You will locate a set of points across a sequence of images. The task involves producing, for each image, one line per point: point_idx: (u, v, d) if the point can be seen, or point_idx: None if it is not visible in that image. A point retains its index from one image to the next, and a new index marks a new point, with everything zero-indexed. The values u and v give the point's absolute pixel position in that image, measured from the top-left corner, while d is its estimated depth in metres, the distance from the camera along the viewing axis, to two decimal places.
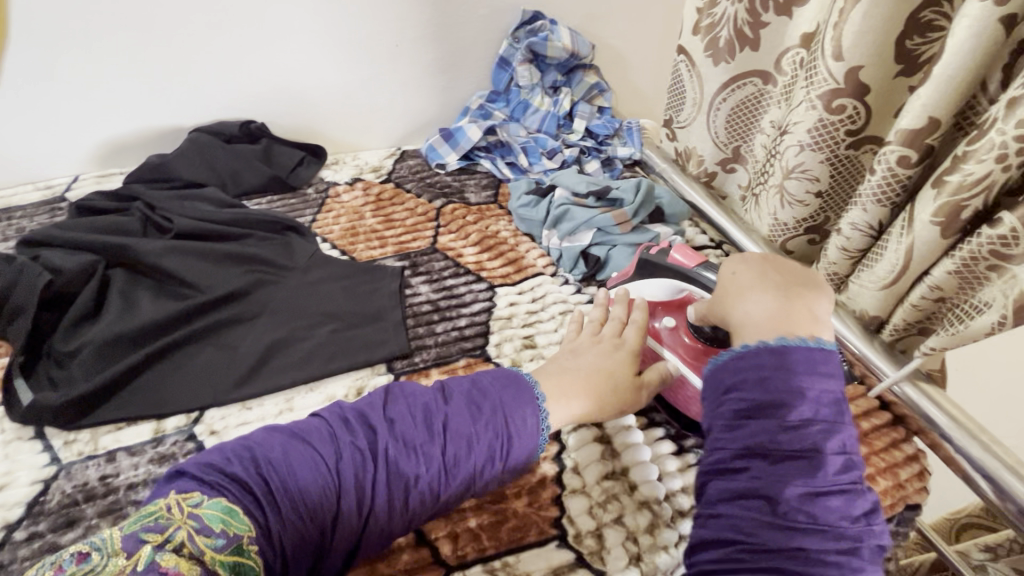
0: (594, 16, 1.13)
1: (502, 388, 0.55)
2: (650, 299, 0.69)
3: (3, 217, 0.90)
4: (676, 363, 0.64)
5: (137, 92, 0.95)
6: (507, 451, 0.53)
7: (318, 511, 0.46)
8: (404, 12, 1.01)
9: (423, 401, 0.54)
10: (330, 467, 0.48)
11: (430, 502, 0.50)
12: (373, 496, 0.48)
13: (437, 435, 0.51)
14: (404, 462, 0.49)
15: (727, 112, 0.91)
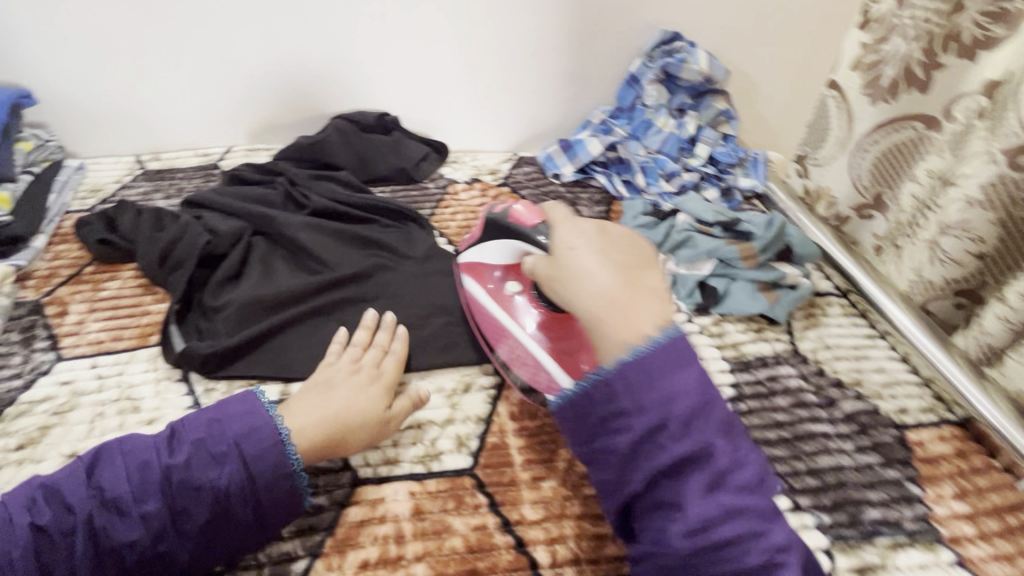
0: (734, 41, 1.10)
1: (240, 419, 0.52)
2: (486, 262, 0.72)
3: (166, 176, 1.00)
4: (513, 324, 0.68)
5: (294, 76, 1.03)
6: (270, 486, 0.50)
7: (129, 550, 0.46)
8: (546, 24, 1.03)
9: (185, 440, 0.51)
10: (131, 505, 0.47)
11: (210, 536, 0.49)
12: (178, 531, 0.48)
13: (150, 490, 0.48)
14: (117, 518, 0.47)
15: (876, 155, 0.85)
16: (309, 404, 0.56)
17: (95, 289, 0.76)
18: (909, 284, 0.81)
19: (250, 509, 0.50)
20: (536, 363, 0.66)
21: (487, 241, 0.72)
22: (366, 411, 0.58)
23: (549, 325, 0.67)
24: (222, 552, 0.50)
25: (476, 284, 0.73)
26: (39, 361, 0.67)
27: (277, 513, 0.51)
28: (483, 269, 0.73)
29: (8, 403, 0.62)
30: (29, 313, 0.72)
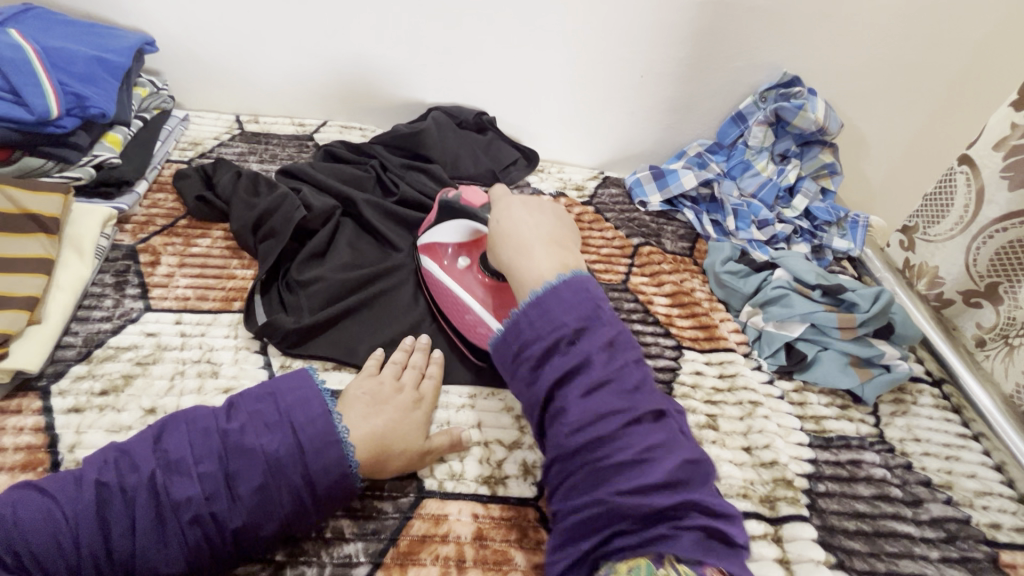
0: (853, 94, 1.05)
1: (292, 392, 0.53)
2: (446, 242, 0.71)
3: (262, 140, 1.01)
4: (471, 304, 0.66)
5: (401, 61, 1.02)
6: (319, 455, 0.50)
7: (185, 507, 0.46)
8: (664, 47, 0.99)
9: (242, 410, 0.51)
10: (190, 464, 0.47)
11: (259, 508, 0.48)
12: (232, 494, 0.47)
13: (209, 454, 0.48)
14: (175, 479, 0.46)
15: (999, 245, 0.80)
16: (358, 420, 0.55)
17: (186, 244, 0.77)
18: (1016, 386, 0.78)
19: (301, 477, 0.49)
20: (478, 328, 0.65)
21: (442, 221, 0.71)
22: (410, 438, 0.56)
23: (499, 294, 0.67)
24: (273, 525, 0.48)
25: (431, 264, 0.71)
26: (129, 308, 0.68)
27: (326, 484, 0.50)
28: (441, 249, 0.72)
29: (97, 345, 0.63)
30: (124, 258, 0.74)
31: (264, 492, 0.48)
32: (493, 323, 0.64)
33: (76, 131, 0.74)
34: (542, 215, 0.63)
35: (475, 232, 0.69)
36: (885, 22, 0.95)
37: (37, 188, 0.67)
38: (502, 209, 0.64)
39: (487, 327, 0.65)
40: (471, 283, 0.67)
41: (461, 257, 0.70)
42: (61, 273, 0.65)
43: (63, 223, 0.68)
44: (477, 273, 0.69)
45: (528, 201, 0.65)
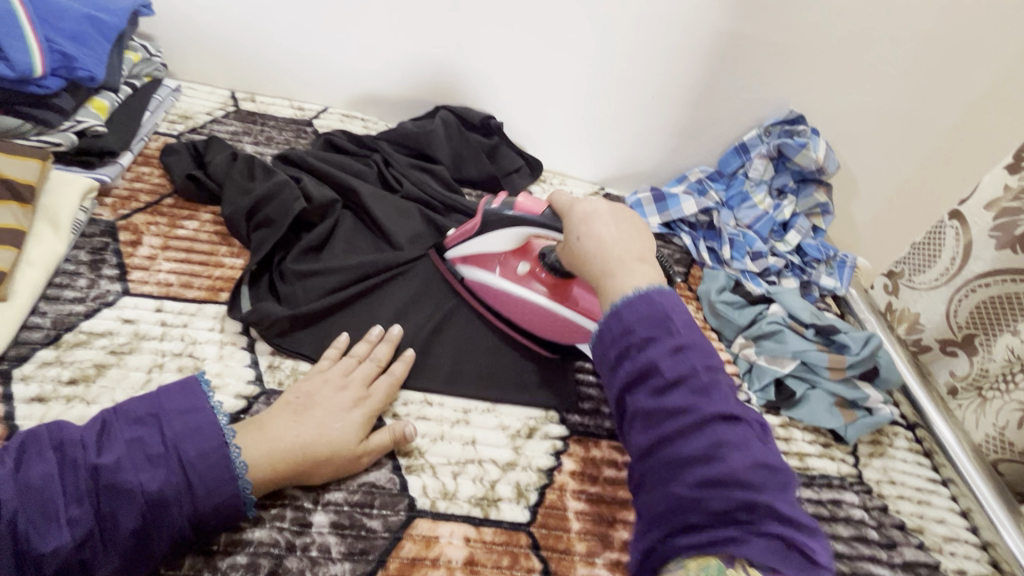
0: (851, 138, 1.07)
1: (182, 419, 0.47)
2: (496, 251, 0.70)
3: (258, 120, 0.96)
4: (508, 290, 0.69)
5: (413, 56, 1.00)
6: (210, 492, 0.46)
7: (48, 558, 0.41)
8: (681, 73, 1.00)
9: (117, 437, 0.45)
10: (52, 509, 0.42)
11: (142, 551, 0.44)
12: (106, 538, 0.43)
13: (75, 494, 0.43)
14: (34, 528, 0.41)
15: (977, 301, 0.83)
16: (268, 416, 0.53)
17: (171, 225, 0.73)
18: (986, 437, 0.81)
19: (186, 516, 0.45)
20: (569, 327, 0.67)
21: (484, 231, 0.69)
22: (338, 444, 0.52)
23: (556, 288, 0.68)
24: (150, 565, 0.45)
25: (482, 273, 0.71)
26: (105, 290, 0.63)
27: (216, 520, 0.46)
28: (490, 258, 0.71)
29: (67, 328, 0.58)
30: (101, 235, 0.68)
31: (146, 534, 0.44)
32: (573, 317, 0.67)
33: (60, 93, 0.68)
34: (626, 224, 0.60)
35: (523, 240, 0.69)
36: (888, 73, 0.99)
37: (14, 151, 0.61)
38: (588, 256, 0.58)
39: (540, 312, 0.68)
40: (534, 286, 0.68)
41: (518, 262, 0.70)
42: (32, 247, 0.60)
43: (40, 192, 0.62)
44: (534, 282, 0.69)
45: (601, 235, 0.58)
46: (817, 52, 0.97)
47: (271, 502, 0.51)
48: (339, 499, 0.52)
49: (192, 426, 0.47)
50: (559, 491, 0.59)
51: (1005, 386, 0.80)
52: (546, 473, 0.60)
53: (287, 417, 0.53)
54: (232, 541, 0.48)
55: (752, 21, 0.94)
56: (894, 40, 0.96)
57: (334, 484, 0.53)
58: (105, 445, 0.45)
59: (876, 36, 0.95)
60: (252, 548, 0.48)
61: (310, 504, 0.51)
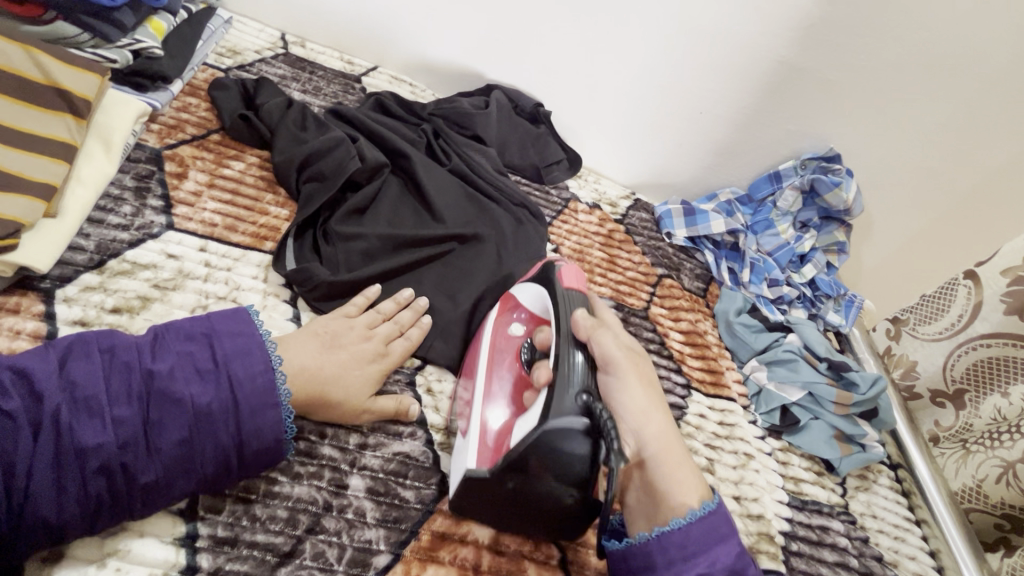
0: (877, 187, 1.07)
1: (232, 338, 0.48)
2: (521, 305, 0.65)
3: (307, 68, 0.93)
4: (485, 339, 0.61)
5: (472, 30, 0.98)
6: (254, 415, 0.46)
7: (94, 455, 0.40)
8: (733, 92, 1.00)
9: (170, 349, 0.46)
10: (103, 405, 0.42)
11: (183, 465, 0.43)
12: (150, 446, 0.42)
13: (127, 395, 0.42)
14: (82, 422, 0.40)
15: (973, 359, 0.88)
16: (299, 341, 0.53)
17: (218, 164, 0.71)
18: (962, 486, 0.87)
19: (230, 437, 0.44)
20: (469, 398, 0.58)
21: (529, 282, 0.64)
22: (354, 395, 0.53)
23: (516, 388, 0.58)
24: (188, 485, 0.44)
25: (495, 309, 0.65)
26: (150, 221, 0.61)
27: (256, 448, 0.46)
28: (512, 306, 0.65)
29: (111, 254, 0.57)
30: (147, 161, 0.66)
31: (189, 446, 0.43)
32: (474, 401, 0.56)
33: (122, 7, 0.65)
34: (646, 391, 0.57)
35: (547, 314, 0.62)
36: (932, 128, 0.99)
37: (74, 61, 0.58)
38: (602, 358, 0.56)
39: (502, 355, 0.60)
40: (502, 363, 0.59)
41: (517, 322, 0.64)
42: (82, 164, 0.58)
43: (94, 108, 0.60)
44: (519, 355, 0.61)
45: (629, 367, 0.57)
46: (866, 95, 0.98)
47: (309, 459, 0.51)
48: (375, 466, 0.53)
49: (241, 347, 0.47)
50: None
51: (990, 442, 0.85)
52: None
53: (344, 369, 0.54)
54: (270, 492, 0.48)
55: (810, 54, 0.95)
56: (942, 97, 0.96)
57: (371, 450, 0.54)
58: (157, 352, 0.45)
59: (927, 89, 0.96)
60: (291, 503, 0.48)
61: (347, 467, 0.52)
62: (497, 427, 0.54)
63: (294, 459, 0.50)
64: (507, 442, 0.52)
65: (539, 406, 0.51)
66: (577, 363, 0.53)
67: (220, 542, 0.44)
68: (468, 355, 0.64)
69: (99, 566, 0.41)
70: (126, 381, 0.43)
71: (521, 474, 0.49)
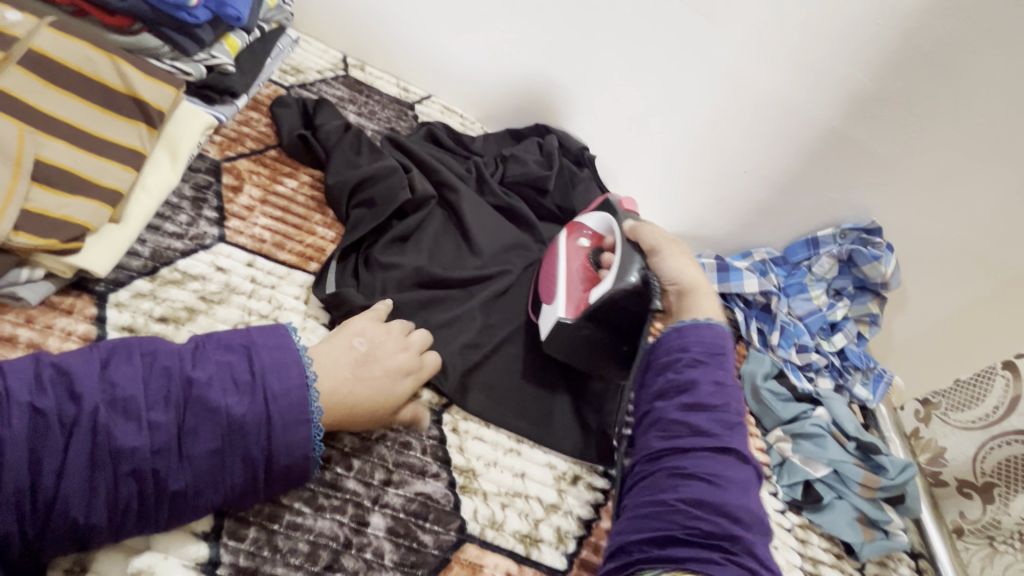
0: (919, 261, 1.01)
1: (269, 350, 0.47)
2: (583, 226, 0.76)
3: (364, 91, 0.96)
4: (561, 246, 0.74)
5: (527, 68, 1.01)
6: (286, 430, 0.45)
7: (127, 458, 0.40)
8: (775, 154, 0.99)
9: (209, 357, 0.45)
10: (141, 408, 0.42)
11: (209, 476, 0.43)
12: (181, 453, 0.42)
13: (164, 400, 0.43)
14: (117, 424, 0.41)
15: (1006, 454, 0.85)
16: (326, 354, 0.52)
17: (272, 180, 0.72)
18: None
19: (260, 450, 0.44)
20: (552, 283, 0.70)
21: (592, 210, 0.77)
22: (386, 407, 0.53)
23: (591, 283, 0.70)
24: (214, 496, 0.43)
25: (562, 233, 0.76)
26: (203, 232, 0.62)
27: (285, 463, 0.45)
28: (575, 225, 0.76)
29: (164, 263, 0.58)
30: (206, 172, 0.68)
31: (219, 456, 0.43)
32: (560, 273, 0.70)
33: (203, 24, 0.67)
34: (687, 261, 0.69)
35: (608, 230, 0.74)
36: (989, 209, 0.92)
37: (152, 73, 0.61)
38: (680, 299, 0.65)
39: (574, 285, 0.68)
40: (575, 285, 0.68)
41: (585, 237, 0.75)
42: (149, 173, 0.59)
43: (166, 119, 0.62)
44: (587, 256, 0.72)
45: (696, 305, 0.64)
46: (917, 169, 0.94)
47: (333, 492, 0.51)
48: (397, 505, 0.52)
49: (276, 360, 0.47)
50: (595, 545, 0.59)
51: (1019, 544, 0.84)
52: (584, 523, 0.61)
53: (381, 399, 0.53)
54: (293, 524, 0.47)
55: (863, 127, 0.94)
56: (999, 177, 0.90)
57: (394, 488, 0.53)
58: (196, 360, 0.45)
59: (983, 168, 0.91)
60: (312, 537, 0.47)
61: (369, 503, 0.51)
62: (583, 292, 0.68)
63: (318, 490, 0.50)
64: (587, 301, 0.67)
65: (610, 277, 0.66)
66: (637, 258, 0.68)
67: (239, 572, 0.44)
68: (545, 276, 0.72)
69: None
70: (162, 387, 0.43)
71: (602, 317, 0.65)
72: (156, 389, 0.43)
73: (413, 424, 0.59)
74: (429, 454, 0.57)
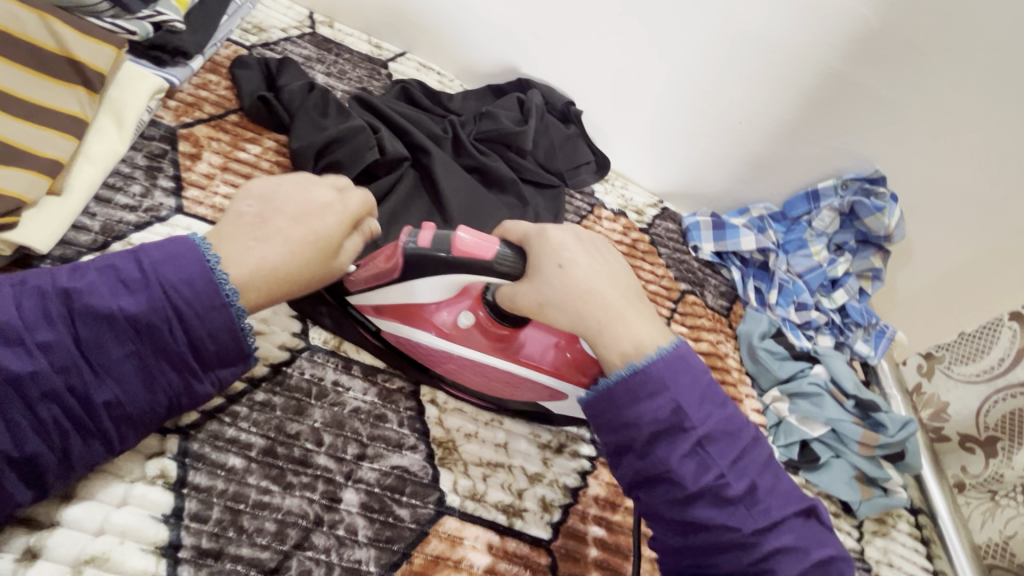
0: (926, 211, 0.96)
1: (151, 246, 0.43)
2: (427, 305, 0.57)
3: (333, 49, 0.90)
4: (476, 359, 0.58)
5: (506, 18, 0.94)
6: (201, 318, 0.43)
7: (31, 382, 0.38)
8: (773, 102, 0.93)
9: (87, 268, 0.42)
10: (26, 330, 0.39)
11: (132, 378, 0.41)
12: (94, 365, 0.40)
13: (49, 316, 0.39)
14: (5, 349, 0.38)
15: (1009, 407, 0.82)
16: (240, 251, 0.46)
17: (233, 146, 0.68)
18: (988, 541, 0.83)
19: (181, 343, 0.42)
20: (483, 370, 0.58)
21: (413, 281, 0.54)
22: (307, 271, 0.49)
23: (499, 339, 0.57)
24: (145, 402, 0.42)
25: (410, 331, 0.57)
26: (159, 203, 0.59)
27: (215, 348, 0.44)
28: (416, 311, 0.57)
29: (116, 237, 0.55)
30: (161, 140, 0.64)
31: (135, 353, 0.41)
32: (482, 360, 0.57)
33: None
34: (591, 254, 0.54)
35: (458, 285, 0.55)
36: (998, 150, 0.87)
37: (89, 31, 0.56)
38: (551, 248, 0.52)
39: (498, 371, 0.58)
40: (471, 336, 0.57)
41: (461, 317, 0.57)
42: (93, 140, 0.56)
43: (108, 83, 0.58)
44: (460, 317, 0.57)
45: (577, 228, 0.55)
46: (923, 111, 0.88)
47: (302, 469, 0.49)
48: (371, 480, 0.51)
49: (161, 252, 0.43)
50: (581, 513, 0.58)
51: (1020, 498, 0.80)
52: (571, 491, 0.59)
53: (309, 273, 0.49)
54: (261, 503, 0.46)
55: (867, 68, 0.87)
56: (1009, 116, 0.85)
57: (368, 462, 0.51)
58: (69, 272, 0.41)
59: (993, 106, 0.85)
60: (280, 516, 0.46)
61: (342, 479, 0.50)
62: (465, 320, 0.57)
63: (287, 468, 0.48)
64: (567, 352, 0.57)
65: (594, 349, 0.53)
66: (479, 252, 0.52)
67: (203, 554, 0.42)
68: (488, 385, 0.59)
69: (75, 572, 0.39)
70: (39, 306, 0.39)
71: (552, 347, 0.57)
72: (31, 308, 0.39)
73: (388, 396, 0.57)
74: (406, 426, 0.55)
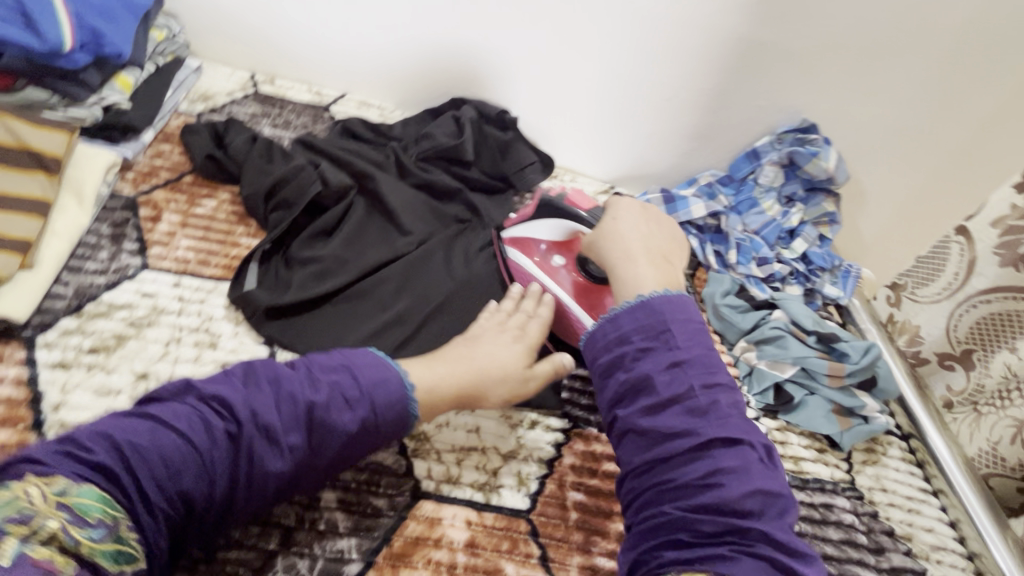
0: (864, 151, 0.99)
1: (345, 389, 0.50)
2: (542, 241, 0.73)
3: (276, 103, 0.99)
4: (564, 298, 0.70)
5: (429, 46, 1.01)
6: (346, 443, 0.49)
7: (204, 495, 0.44)
8: (697, 76, 0.97)
9: (269, 399, 0.48)
10: (207, 453, 0.45)
11: (281, 488, 0.48)
12: (250, 478, 0.46)
13: (227, 442, 0.45)
14: (190, 478, 0.44)
15: (978, 317, 0.84)
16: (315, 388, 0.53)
17: (189, 203, 0.74)
18: (979, 452, 0.83)
19: (322, 459, 0.49)
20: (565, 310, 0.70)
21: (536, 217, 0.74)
22: None
23: (586, 292, 0.70)
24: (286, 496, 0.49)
25: (521, 257, 0.74)
26: (126, 263, 0.65)
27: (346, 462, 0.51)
28: (535, 246, 0.74)
29: (89, 298, 0.61)
30: (123, 209, 0.70)
31: (292, 471, 0.48)
32: (565, 299, 0.70)
33: (87, 68, 0.70)
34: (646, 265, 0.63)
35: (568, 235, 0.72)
36: (913, 79, 0.91)
37: (42, 123, 0.63)
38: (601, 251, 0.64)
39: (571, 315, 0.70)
40: (564, 279, 0.71)
41: (557, 258, 0.73)
42: (58, 218, 0.62)
43: (65, 164, 0.64)
44: (569, 270, 0.72)
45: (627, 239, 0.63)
46: (840, 57, 0.91)
47: None
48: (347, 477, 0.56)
49: (351, 395, 0.50)
50: (559, 481, 0.61)
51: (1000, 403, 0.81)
52: (546, 463, 0.62)
53: None
54: None
55: (776, 27, 0.89)
56: (918, 46, 0.88)
57: None
58: (263, 407, 0.47)
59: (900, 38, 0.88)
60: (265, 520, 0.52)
61: None
62: (567, 275, 0.72)
63: None
64: None
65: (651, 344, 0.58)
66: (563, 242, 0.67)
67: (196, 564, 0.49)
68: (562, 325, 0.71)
69: None
70: (226, 438, 0.45)
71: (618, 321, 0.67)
72: (222, 442, 0.45)
73: None
74: None
